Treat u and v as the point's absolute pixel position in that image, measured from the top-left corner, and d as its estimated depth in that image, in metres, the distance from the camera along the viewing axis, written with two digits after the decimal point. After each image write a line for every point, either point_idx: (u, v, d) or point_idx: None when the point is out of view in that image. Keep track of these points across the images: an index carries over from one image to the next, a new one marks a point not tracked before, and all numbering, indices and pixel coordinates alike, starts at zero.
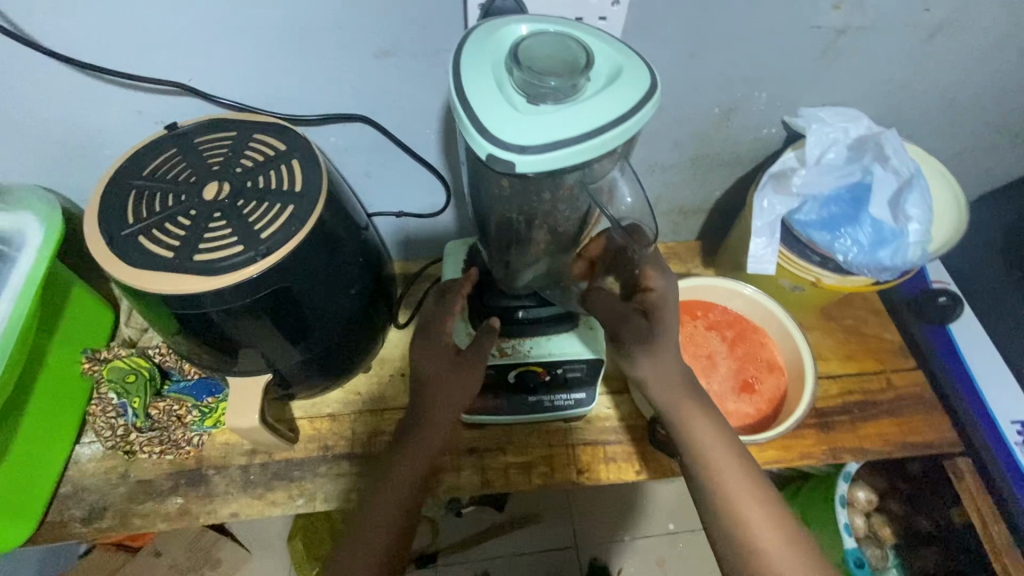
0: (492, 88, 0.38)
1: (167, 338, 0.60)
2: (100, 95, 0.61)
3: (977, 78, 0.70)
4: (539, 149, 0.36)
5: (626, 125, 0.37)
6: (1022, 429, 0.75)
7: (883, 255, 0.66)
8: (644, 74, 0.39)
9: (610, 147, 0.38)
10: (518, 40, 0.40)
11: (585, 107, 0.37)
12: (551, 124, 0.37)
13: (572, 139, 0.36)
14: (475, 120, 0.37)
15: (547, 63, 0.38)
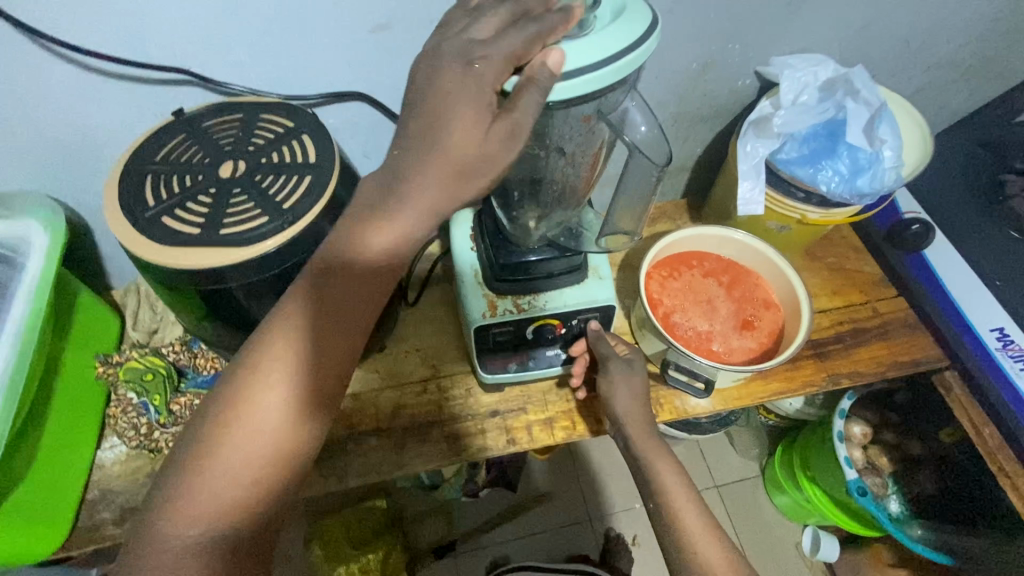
0: None
1: (193, 323, 0.61)
2: (101, 91, 0.62)
3: (924, 16, 0.76)
4: (563, 79, 0.40)
5: (637, 51, 0.41)
6: (1001, 334, 0.78)
7: (861, 182, 0.72)
8: (645, 9, 0.43)
9: (624, 72, 0.42)
10: None
11: (598, 39, 0.41)
12: (571, 56, 0.40)
13: (591, 66, 0.40)
14: None
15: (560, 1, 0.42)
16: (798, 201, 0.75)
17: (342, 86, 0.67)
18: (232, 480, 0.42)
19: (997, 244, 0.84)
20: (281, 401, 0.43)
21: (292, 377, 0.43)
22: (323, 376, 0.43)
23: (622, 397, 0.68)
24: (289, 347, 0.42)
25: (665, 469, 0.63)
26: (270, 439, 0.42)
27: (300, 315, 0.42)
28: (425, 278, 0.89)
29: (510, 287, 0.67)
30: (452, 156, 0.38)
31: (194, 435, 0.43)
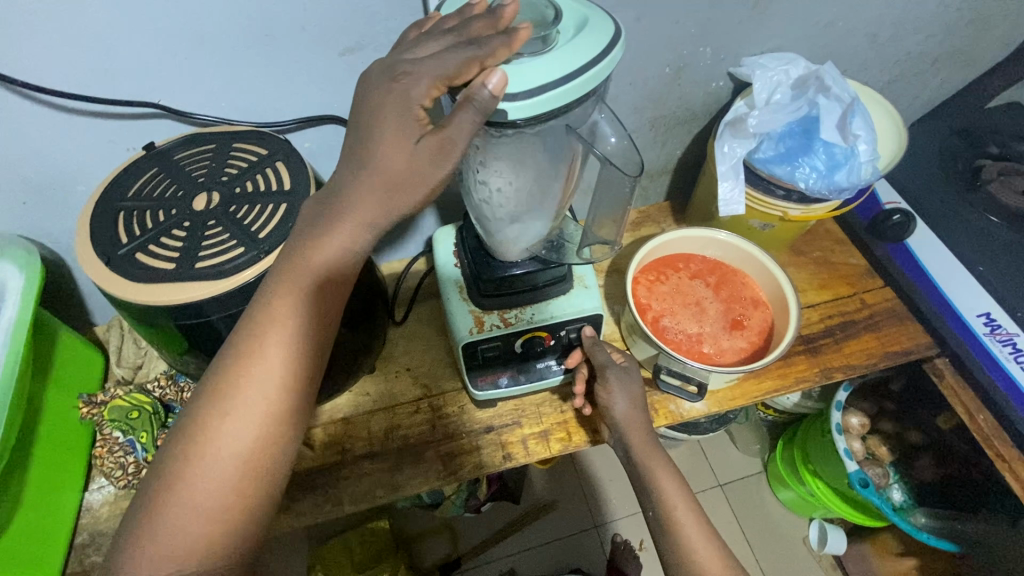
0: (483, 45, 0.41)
1: (175, 358, 0.60)
2: (71, 128, 0.61)
3: (890, 9, 0.77)
4: (528, 97, 0.39)
5: (601, 66, 0.41)
6: (988, 319, 0.79)
7: (838, 177, 0.72)
8: (610, 24, 0.43)
9: (589, 87, 0.41)
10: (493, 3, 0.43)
11: (562, 55, 0.41)
12: (535, 73, 0.40)
13: (557, 82, 0.40)
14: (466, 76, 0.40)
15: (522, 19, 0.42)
16: (777, 199, 0.75)
17: (316, 110, 0.66)
18: (197, 515, 0.40)
19: (977, 229, 0.85)
20: (243, 427, 0.42)
21: (254, 401, 0.42)
22: (286, 397, 0.43)
23: (621, 402, 0.67)
24: (249, 370, 0.42)
25: (666, 476, 0.62)
26: (234, 468, 0.41)
27: (259, 336, 0.42)
28: (412, 296, 0.88)
29: (496, 302, 0.68)
30: (384, 174, 0.40)
31: (158, 474, 0.41)
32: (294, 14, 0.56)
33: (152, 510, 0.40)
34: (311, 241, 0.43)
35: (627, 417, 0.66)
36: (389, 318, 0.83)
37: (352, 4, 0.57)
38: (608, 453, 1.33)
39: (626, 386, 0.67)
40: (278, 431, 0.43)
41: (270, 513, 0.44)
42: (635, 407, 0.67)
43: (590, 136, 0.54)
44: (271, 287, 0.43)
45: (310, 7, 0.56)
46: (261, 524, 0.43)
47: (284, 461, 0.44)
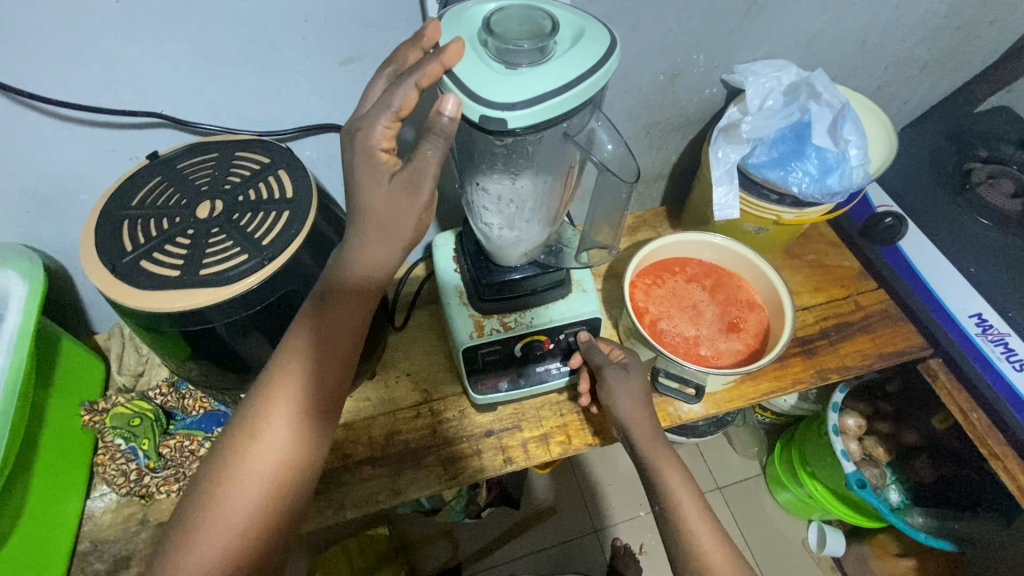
0: (475, 60, 0.42)
1: (178, 364, 0.61)
2: (75, 138, 0.62)
3: (879, 15, 0.79)
4: (527, 106, 0.40)
5: (598, 74, 0.42)
6: (980, 319, 0.81)
7: (831, 181, 0.73)
8: (604, 34, 0.44)
9: (586, 96, 0.42)
10: (487, 16, 0.44)
11: (559, 67, 0.41)
12: (533, 84, 0.41)
13: (555, 92, 0.41)
14: (466, 87, 0.41)
15: (517, 31, 0.42)
16: (771, 203, 0.76)
17: (316, 119, 0.67)
18: (227, 531, 0.43)
19: (968, 231, 0.87)
20: (273, 445, 0.45)
21: (282, 425, 0.46)
22: (311, 421, 0.47)
23: (625, 394, 0.66)
24: (279, 397, 0.46)
25: (670, 471, 0.60)
26: (262, 486, 0.45)
27: (287, 365, 0.46)
28: (412, 302, 0.89)
29: (495, 306, 0.69)
30: (369, 208, 0.43)
31: (196, 484, 0.45)
32: (296, 25, 0.57)
33: (187, 524, 0.44)
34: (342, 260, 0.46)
35: (630, 412, 0.65)
36: (389, 324, 0.83)
37: (352, 15, 0.58)
38: (608, 456, 1.34)
39: (629, 383, 0.67)
40: (303, 453, 0.46)
41: (292, 527, 0.47)
42: (636, 401, 0.66)
43: (587, 144, 0.54)
44: (299, 321, 0.47)
45: (311, 17, 0.57)
46: (283, 537, 0.47)
47: (307, 479, 0.48)
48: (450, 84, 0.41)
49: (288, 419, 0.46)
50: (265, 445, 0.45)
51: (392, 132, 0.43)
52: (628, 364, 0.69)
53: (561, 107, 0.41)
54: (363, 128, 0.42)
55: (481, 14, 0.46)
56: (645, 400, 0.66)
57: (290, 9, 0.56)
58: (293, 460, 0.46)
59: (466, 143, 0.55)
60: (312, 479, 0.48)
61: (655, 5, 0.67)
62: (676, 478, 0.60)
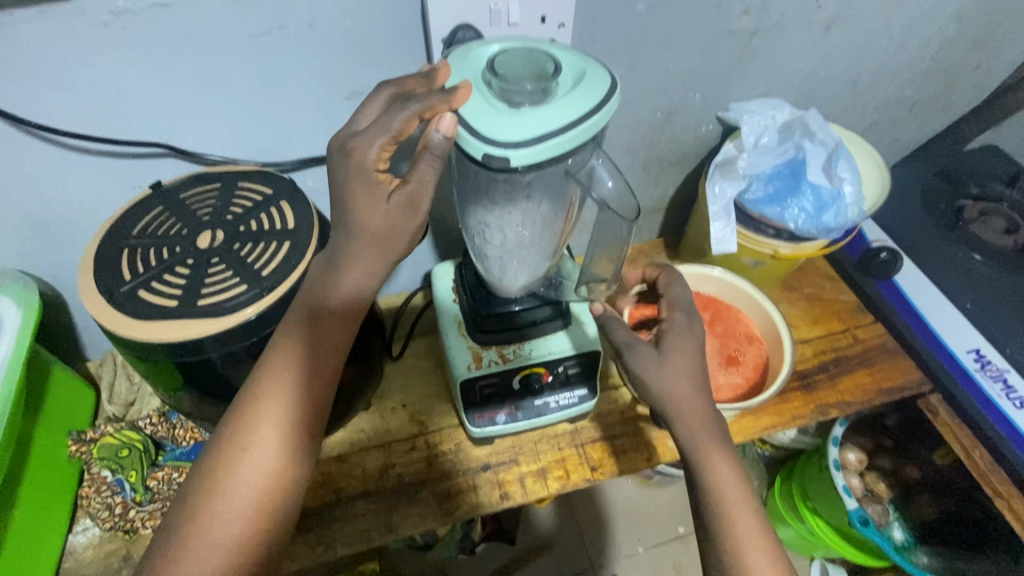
0: (478, 100, 0.43)
1: (170, 394, 0.60)
2: (78, 168, 0.62)
3: (869, 56, 0.81)
4: (530, 145, 0.40)
5: (600, 115, 0.42)
6: (978, 355, 0.80)
7: (826, 218, 0.74)
8: (606, 74, 0.45)
9: (589, 136, 0.42)
10: (491, 58, 0.45)
11: (562, 106, 0.42)
12: (535, 123, 0.41)
13: (557, 132, 0.41)
14: (468, 128, 0.41)
15: (521, 71, 0.43)
16: (768, 237, 0.77)
17: (319, 150, 0.68)
18: (218, 546, 0.42)
19: (963, 266, 0.87)
20: (262, 456, 0.44)
21: (274, 436, 0.45)
22: (301, 430, 0.46)
23: (677, 374, 0.58)
24: (269, 406, 0.45)
25: (719, 461, 0.55)
26: (253, 498, 0.44)
27: (279, 374, 0.45)
28: (410, 331, 0.88)
29: (494, 338, 0.68)
30: (370, 233, 0.43)
31: (184, 501, 0.44)
32: (303, 61, 0.59)
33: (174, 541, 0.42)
34: (333, 278, 0.46)
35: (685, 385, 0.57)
36: (385, 354, 0.83)
37: (358, 52, 0.59)
38: (605, 490, 1.31)
39: (677, 357, 0.58)
40: (295, 462, 0.46)
41: (283, 539, 0.46)
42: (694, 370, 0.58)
43: (587, 181, 0.54)
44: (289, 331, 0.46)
45: (317, 53, 0.58)
46: (274, 551, 0.46)
47: (298, 491, 0.47)
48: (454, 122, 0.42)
49: (276, 430, 0.45)
50: (253, 456, 0.44)
51: (387, 155, 0.42)
52: (662, 343, 0.60)
53: (564, 145, 0.42)
54: (360, 145, 0.41)
55: (484, 56, 0.47)
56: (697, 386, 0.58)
57: (299, 45, 0.57)
58: (282, 473, 0.45)
59: (466, 185, 0.56)
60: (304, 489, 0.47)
61: (653, 46, 0.69)
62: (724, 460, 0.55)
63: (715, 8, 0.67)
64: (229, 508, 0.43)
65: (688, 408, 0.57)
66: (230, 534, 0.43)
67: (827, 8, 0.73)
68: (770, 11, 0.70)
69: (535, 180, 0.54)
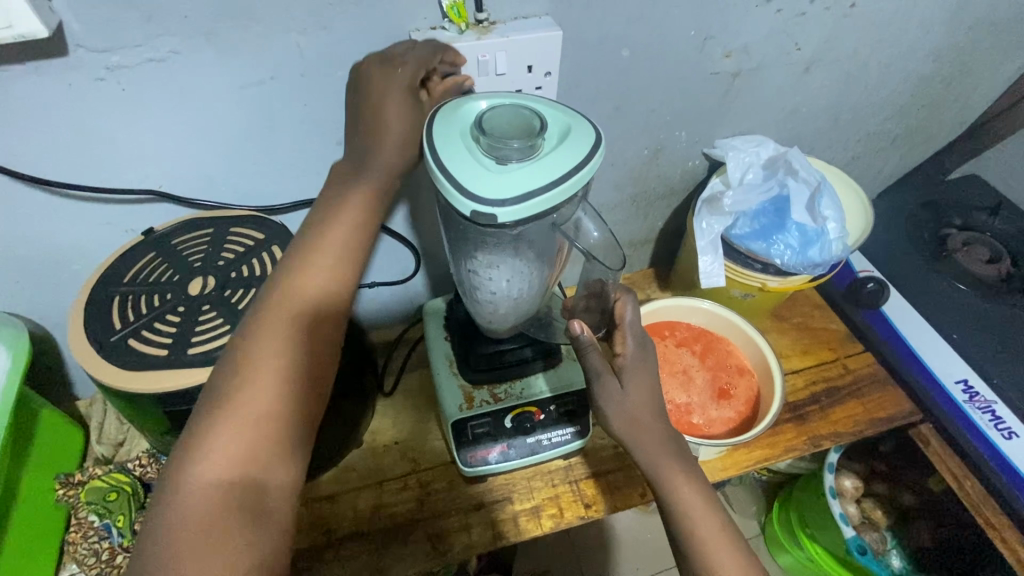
0: (466, 157, 0.44)
1: (158, 439, 0.59)
2: (71, 214, 0.63)
3: (848, 94, 0.83)
4: (516, 203, 0.41)
5: (584, 171, 0.43)
6: (966, 386, 0.81)
7: (812, 253, 0.76)
8: (590, 130, 0.46)
9: (574, 191, 0.44)
10: (478, 115, 0.46)
11: (548, 163, 0.43)
12: (522, 181, 0.42)
13: (542, 189, 0.42)
14: (456, 185, 0.42)
15: (507, 129, 0.44)
16: (755, 271, 0.78)
17: (311, 192, 0.69)
18: (232, 454, 0.42)
19: (949, 296, 0.89)
20: (269, 368, 0.45)
21: (279, 350, 0.46)
22: (306, 341, 0.48)
23: (643, 403, 0.55)
24: (274, 323, 0.47)
25: (686, 488, 0.53)
26: (262, 408, 0.44)
27: (293, 285, 0.49)
28: (402, 365, 0.88)
29: (486, 377, 0.69)
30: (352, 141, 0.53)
31: (191, 430, 0.43)
32: (294, 109, 0.60)
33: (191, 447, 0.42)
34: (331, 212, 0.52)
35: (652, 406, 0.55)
36: (377, 390, 0.82)
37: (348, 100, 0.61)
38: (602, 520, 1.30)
39: (641, 381, 0.55)
40: (302, 373, 0.47)
41: (304, 453, 0.46)
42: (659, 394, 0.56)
43: (573, 232, 0.55)
44: (298, 252, 0.51)
45: (308, 102, 0.60)
46: (290, 468, 0.44)
47: (308, 410, 0.47)
48: (442, 180, 0.43)
49: (282, 341, 0.47)
50: (262, 368, 0.45)
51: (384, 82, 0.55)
52: (622, 371, 0.56)
53: (551, 201, 0.43)
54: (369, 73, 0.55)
55: (472, 112, 0.48)
56: (661, 412, 0.56)
57: (290, 94, 0.59)
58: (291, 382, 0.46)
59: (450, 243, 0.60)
60: (313, 406, 0.47)
61: (638, 90, 0.71)
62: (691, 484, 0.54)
63: (697, 54, 0.69)
64: (239, 422, 0.43)
65: (654, 428, 0.55)
66: (242, 444, 0.42)
67: (806, 51, 0.75)
68: (751, 54, 0.72)
69: (503, 258, 0.56)
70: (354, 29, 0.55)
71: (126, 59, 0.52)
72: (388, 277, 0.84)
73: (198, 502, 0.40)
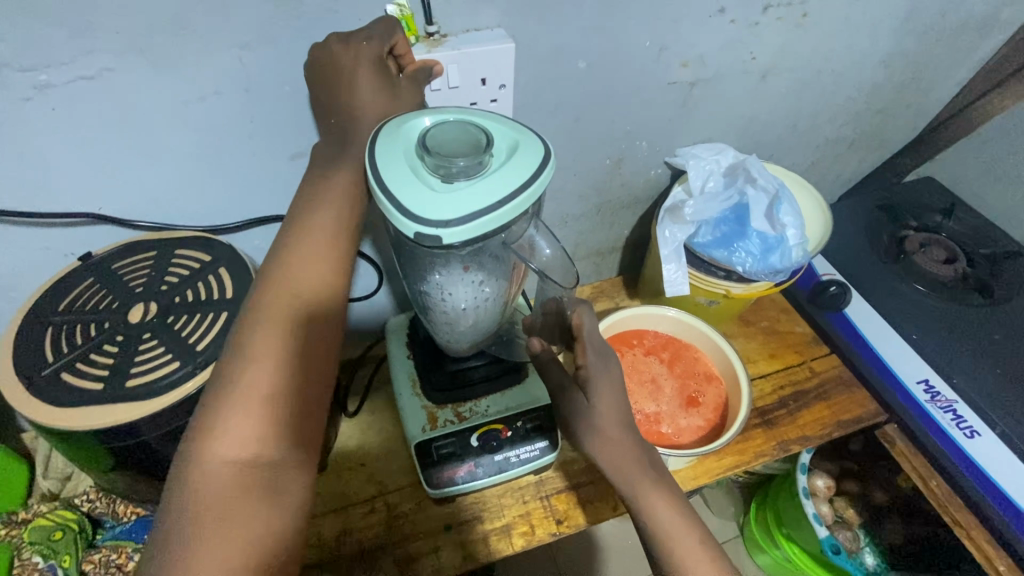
0: (410, 176, 0.42)
1: (99, 476, 0.56)
2: (3, 240, 0.59)
3: (804, 101, 0.85)
4: (462, 222, 0.40)
5: (533, 186, 0.42)
6: (928, 386, 0.82)
7: (773, 259, 0.77)
8: (538, 144, 0.45)
9: (524, 207, 0.43)
10: (423, 132, 0.45)
11: (495, 179, 0.42)
12: (466, 200, 0.41)
13: (489, 207, 0.41)
14: (400, 206, 0.41)
15: (452, 147, 0.43)
16: (719, 278, 0.78)
17: (264, 211, 0.67)
18: (238, 442, 0.42)
19: (909, 297, 0.90)
20: (266, 357, 0.45)
21: (275, 340, 0.46)
22: (302, 327, 0.47)
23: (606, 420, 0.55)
24: (266, 314, 0.47)
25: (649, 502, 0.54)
26: (262, 397, 0.44)
27: (286, 268, 0.49)
28: (367, 384, 0.86)
29: (447, 397, 0.68)
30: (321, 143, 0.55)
31: (194, 423, 0.43)
32: (242, 125, 0.58)
33: (199, 437, 0.42)
34: (310, 203, 0.52)
35: (620, 426, 0.55)
36: (341, 412, 0.80)
37: (299, 114, 0.59)
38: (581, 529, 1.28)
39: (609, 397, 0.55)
40: (300, 360, 0.46)
41: (313, 433, 0.47)
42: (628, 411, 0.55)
43: (526, 251, 0.53)
44: (289, 238, 0.51)
45: (256, 118, 0.58)
46: (298, 450, 0.45)
47: (311, 394, 0.47)
48: (387, 201, 0.41)
49: (275, 330, 0.46)
50: (258, 357, 0.45)
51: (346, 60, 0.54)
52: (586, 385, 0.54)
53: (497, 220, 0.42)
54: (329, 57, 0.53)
55: (417, 129, 0.47)
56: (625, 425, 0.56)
57: (236, 111, 0.57)
58: (291, 368, 0.46)
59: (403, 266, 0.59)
60: (317, 390, 0.48)
61: (598, 100, 0.70)
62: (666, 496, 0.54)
63: (653, 65, 0.69)
64: (242, 412, 0.43)
65: (620, 450, 0.56)
66: (245, 432, 0.43)
67: (761, 60, 0.76)
68: (707, 65, 0.73)
69: (456, 282, 0.55)
70: (300, 44, 0.54)
71: (56, 78, 0.49)
72: (350, 294, 0.82)
73: (210, 490, 0.40)
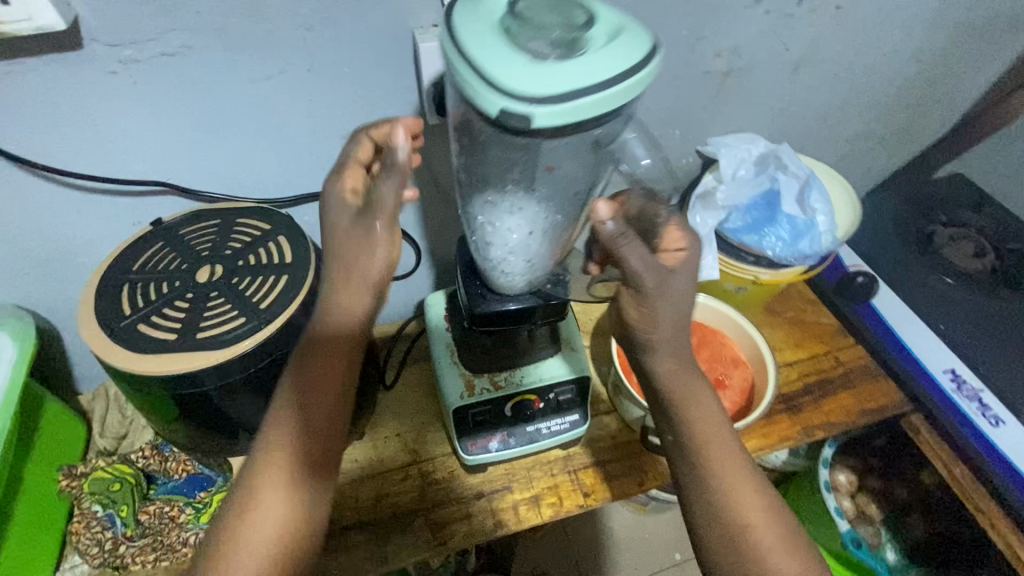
0: (502, 48, 0.40)
1: (166, 427, 0.61)
2: (79, 207, 0.64)
3: (835, 93, 0.86)
4: (560, 98, 0.38)
5: (640, 72, 0.40)
6: (955, 374, 0.83)
7: (802, 246, 0.78)
8: (643, 33, 0.42)
9: (632, 92, 0.40)
10: (513, 5, 0.42)
11: (598, 60, 0.40)
12: (566, 76, 0.38)
13: (588, 87, 0.38)
14: (496, 78, 0.38)
15: (546, 24, 0.41)
16: (748, 264, 0.80)
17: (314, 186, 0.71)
18: None
19: (939, 290, 0.91)
20: (270, 529, 0.46)
21: (272, 520, 0.46)
22: (305, 497, 0.47)
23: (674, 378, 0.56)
24: (269, 488, 0.47)
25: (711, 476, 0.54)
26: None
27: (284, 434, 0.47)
28: (402, 359, 0.89)
29: (487, 365, 0.71)
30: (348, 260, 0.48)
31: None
32: (302, 103, 0.62)
33: None
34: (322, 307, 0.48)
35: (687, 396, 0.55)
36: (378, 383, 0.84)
37: (354, 92, 0.62)
38: (599, 518, 1.30)
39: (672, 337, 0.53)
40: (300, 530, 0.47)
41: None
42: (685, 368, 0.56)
43: (620, 154, 0.55)
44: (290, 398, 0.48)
45: (316, 95, 0.62)
46: None
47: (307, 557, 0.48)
48: (474, 79, 0.39)
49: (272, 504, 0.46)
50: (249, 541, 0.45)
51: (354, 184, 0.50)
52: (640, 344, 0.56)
53: (598, 107, 0.39)
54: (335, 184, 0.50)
55: (502, 3, 0.44)
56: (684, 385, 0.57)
57: (299, 91, 0.61)
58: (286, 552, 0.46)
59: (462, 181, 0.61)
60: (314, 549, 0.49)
61: None
62: (722, 448, 0.54)
63: (690, 52, 0.72)
64: None
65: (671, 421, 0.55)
66: None
67: (794, 51, 0.77)
68: (742, 54, 0.75)
69: (509, 195, 0.55)
70: (359, 27, 0.57)
71: (140, 53, 0.53)
72: None
73: None
